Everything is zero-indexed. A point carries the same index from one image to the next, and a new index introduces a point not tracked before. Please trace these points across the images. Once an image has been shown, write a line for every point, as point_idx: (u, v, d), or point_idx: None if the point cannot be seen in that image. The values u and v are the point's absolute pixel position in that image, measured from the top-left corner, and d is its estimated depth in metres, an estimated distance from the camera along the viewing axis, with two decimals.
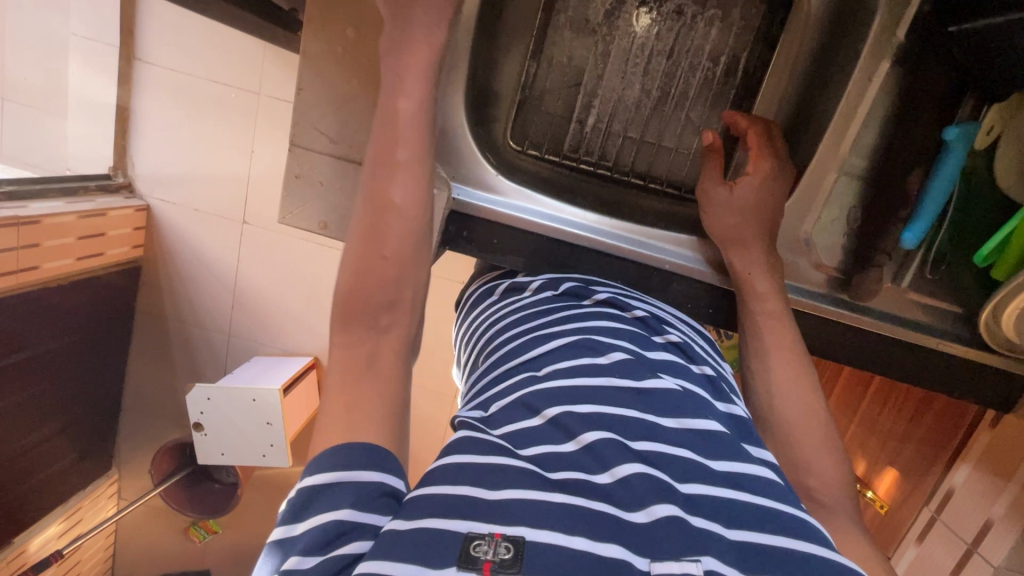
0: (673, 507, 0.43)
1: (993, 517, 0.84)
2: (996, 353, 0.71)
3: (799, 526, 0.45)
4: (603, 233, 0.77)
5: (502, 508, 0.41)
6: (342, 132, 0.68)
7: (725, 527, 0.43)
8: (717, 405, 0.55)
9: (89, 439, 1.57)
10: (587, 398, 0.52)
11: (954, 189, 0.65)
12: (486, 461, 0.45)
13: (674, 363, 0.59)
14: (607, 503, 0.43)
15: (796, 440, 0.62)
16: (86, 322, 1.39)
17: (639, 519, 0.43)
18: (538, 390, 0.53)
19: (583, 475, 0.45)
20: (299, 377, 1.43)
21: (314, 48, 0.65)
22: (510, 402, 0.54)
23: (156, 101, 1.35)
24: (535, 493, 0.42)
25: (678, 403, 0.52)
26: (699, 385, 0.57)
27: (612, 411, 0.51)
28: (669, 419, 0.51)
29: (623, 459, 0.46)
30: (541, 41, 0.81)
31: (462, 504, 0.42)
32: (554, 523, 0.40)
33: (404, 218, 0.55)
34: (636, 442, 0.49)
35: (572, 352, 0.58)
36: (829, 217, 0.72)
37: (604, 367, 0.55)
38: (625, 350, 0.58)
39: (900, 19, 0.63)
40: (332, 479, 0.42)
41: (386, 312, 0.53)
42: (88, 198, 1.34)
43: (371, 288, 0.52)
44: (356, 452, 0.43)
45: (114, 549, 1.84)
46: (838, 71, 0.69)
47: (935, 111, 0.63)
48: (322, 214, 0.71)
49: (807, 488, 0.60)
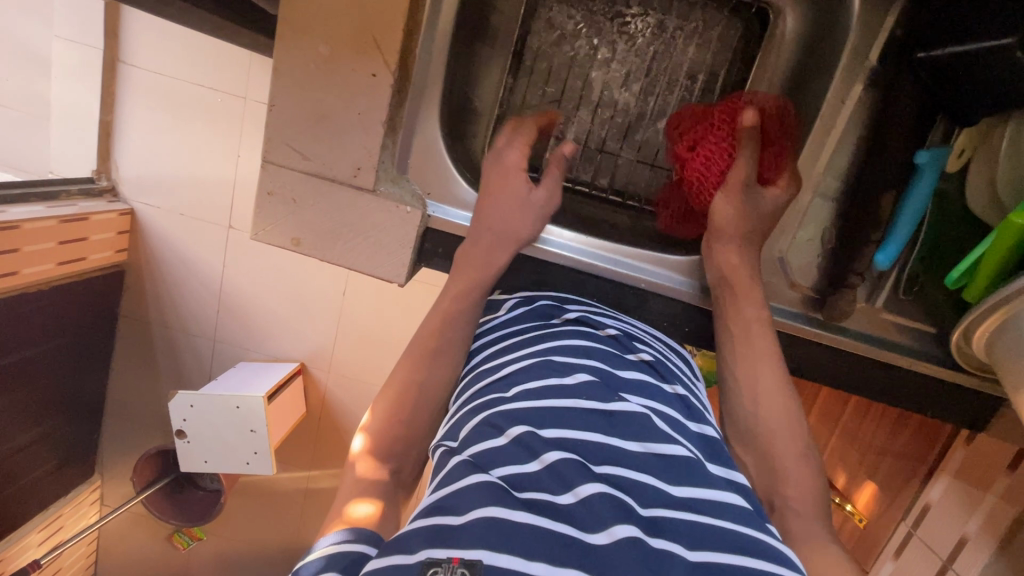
0: (632, 527, 0.43)
1: (967, 535, 0.86)
2: (968, 372, 0.72)
3: (757, 545, 0.44)
4: (578, 250, 0.77)
5: (465, 531, 0.41)
6: (316, 148, 0.67)
7: (688, 548, 0.43)
8: (688, 427, 0.56)
9: (70, 445, 1.54)
10: (554, 419, 0.52)
11: (926, 211, 0.66)
12: (454, 486, 0.46)
13: (644, 384, 0.59)
14: (569, 525, 0.42)
15: (775, 442, 0.61)
16: (68, 328, 1.37)
17: (600, 540, 0.42)
18: (502, 410, 0.54)
19: (547, 496, 0.45)
20: (284, 384, 1.42)
21: (289, 62, 0.64)
22: (474, 425, 0.54)
23: (139, 105, 1.33)
24: (499, 510, 0.42)
25: (643, 427, 0.52)
26: (671, 407, 0.58)
27: (577, 436, 0.50)
28: (633, 443, 0.51)
29: (585, 479, 0.46)
30: (521, 55, 0.82)
31: (425, 534, 0.42)
32: (514, 547, 0.40)
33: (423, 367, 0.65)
34: (600, 466, 0.48)
35: (538, 373, 0.57)
36: (804, 237, 0.72)
37: (570, 388, 0.55)
38: (592, 370, 0.57)
39: (872, 44, 0.64)
40: (330, 548, 0.45)
41: (394, 457, 0.60)
42: (69, 203, 1.32)
43: (393, 433, 0.61)
44: (354, 532, 0.47)
45: (96, 556, 1.82)
46: (813, 92, 0.69)
47: (909, 134, 0.63)
48: (296, 230, 0.70)
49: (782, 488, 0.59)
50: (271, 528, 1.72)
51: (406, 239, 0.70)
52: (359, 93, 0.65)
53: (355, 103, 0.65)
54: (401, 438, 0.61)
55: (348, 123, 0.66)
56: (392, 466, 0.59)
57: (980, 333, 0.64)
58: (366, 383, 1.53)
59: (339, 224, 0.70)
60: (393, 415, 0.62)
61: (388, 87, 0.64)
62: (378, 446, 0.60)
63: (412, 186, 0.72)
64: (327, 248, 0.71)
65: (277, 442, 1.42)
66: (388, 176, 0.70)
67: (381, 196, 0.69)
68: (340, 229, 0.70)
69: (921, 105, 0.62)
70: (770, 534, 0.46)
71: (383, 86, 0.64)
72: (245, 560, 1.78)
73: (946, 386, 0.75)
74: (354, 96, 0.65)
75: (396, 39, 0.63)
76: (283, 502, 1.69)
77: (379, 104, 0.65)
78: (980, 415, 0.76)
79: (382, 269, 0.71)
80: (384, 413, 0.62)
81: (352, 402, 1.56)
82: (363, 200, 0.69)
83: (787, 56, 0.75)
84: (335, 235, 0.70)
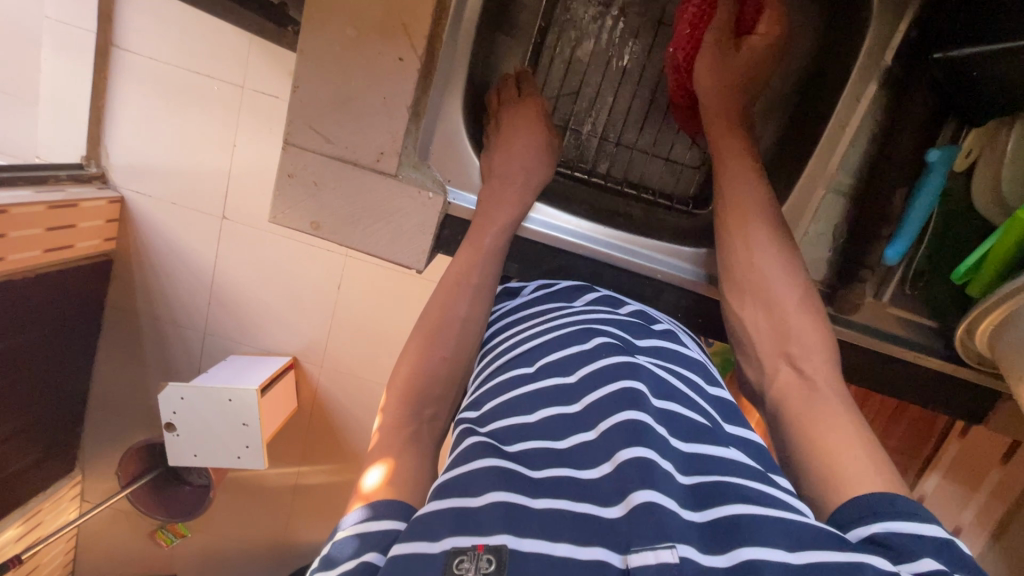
0: (651, 492, 0.42)
1: (961, 524, 0.94)
2: (970, 367, 0.74)
3: (762, 497, 0.43)
4: (596, 241, 0.78)
5: (485, 515, 0.41)
6: (338, 132, 0.67)
7: (694, 511, 0.43)
8: (705, 389, 0.59)
9: (52, 438, 1.50)
10: (577, 393, 0.54)
11: (932, 211, 0.68)
12: (469, 465, 0.46)
13: (664, 349, 0.62)
14: (587, 501, 0.43)
15: (796, 337, 0.60)
16: (53, 317, 1.33)
17: (617, 512, 0.42)
18: (530, 389, 0.56)
19: (570, 472, 0.47)
20: (277, 376, 1.40)
21: (313, 45, 0.64)
22: (500, 401, 0.56)
23: (135, 90, 1.31)
24: (516, 497, 0.43)
25: (664, 386, 0.55)
26: (691, 370, 0.61)
27: (603, 390, 0.52)
28: (657, 399, 0.53)
29: (625, 446, 0.46)
30: (540, 45, 0.84)
31: (444, 519, 0.41)
32: (537, 531, 0.40)
33: (447, 339, 0.64)
34: (622, 412, 0.49)
35: (564, 341, 0.60)
36: (817, 231, 0.73)
37: (595, 350, 0.57)
38: (613, 336, 0.60)
39: (889, 44, 0.66)
40: (362, 527, 0.43)
41: (430, 400, 0.59)
42: (59, 188, 1.28)
43: (425, 383, 0.59)
44: (391, 506, 0.45)
45: (74, 554, 1.77)
46: (828, 92, 0.71)
47: (919, 132, 0.65)
48: (314, 214, 0.70)
49: (794, 364, 0.58)
50: (259, 524, 1.70)
51: (426, 226, 0.70)
52: (384, 78, 0.65)
53: (379, 88, 0.65)
54: (434, 383, 0.60)
55: (372, 108, 0.66)
56: (428, 411, 0.58)
57: (984, 327, 0.66)
58: (361, 378, 1.52)
59: (359, 209, 0.70)
60: (416, 379, 0.59)
61: (414, 73, 0.64)
62: (410, 391, 0.58)
63: (433, 173, 0.73)
64: (346, 232, 0.71)
65: (269, 435, 1.40)
66: (410, 161, 0.71)
67: (403, 181, 0.69)
68: (358, 214, 0.70)
69: (931, 104, 0.65)
70: (785, 491, 0.46)
71: (408, 71, 0.64)
72: (231, 557, 1.75)
73: (947, 379, 0.78)
74: (379, 82, 0.65)
75: (423, 26, 0.63)
76: (272, 497, 1.67)
77: (403, 90, 0.65)
78: (977, 409, 0.80)
79: (401, 255, 0.71)
80: (408, 370, 0.60)
81: (346, 397, 1.54)
82: (386, 185, 0.68)
83: (805, 54, 0.78)
84: (354, 220, 0.70)
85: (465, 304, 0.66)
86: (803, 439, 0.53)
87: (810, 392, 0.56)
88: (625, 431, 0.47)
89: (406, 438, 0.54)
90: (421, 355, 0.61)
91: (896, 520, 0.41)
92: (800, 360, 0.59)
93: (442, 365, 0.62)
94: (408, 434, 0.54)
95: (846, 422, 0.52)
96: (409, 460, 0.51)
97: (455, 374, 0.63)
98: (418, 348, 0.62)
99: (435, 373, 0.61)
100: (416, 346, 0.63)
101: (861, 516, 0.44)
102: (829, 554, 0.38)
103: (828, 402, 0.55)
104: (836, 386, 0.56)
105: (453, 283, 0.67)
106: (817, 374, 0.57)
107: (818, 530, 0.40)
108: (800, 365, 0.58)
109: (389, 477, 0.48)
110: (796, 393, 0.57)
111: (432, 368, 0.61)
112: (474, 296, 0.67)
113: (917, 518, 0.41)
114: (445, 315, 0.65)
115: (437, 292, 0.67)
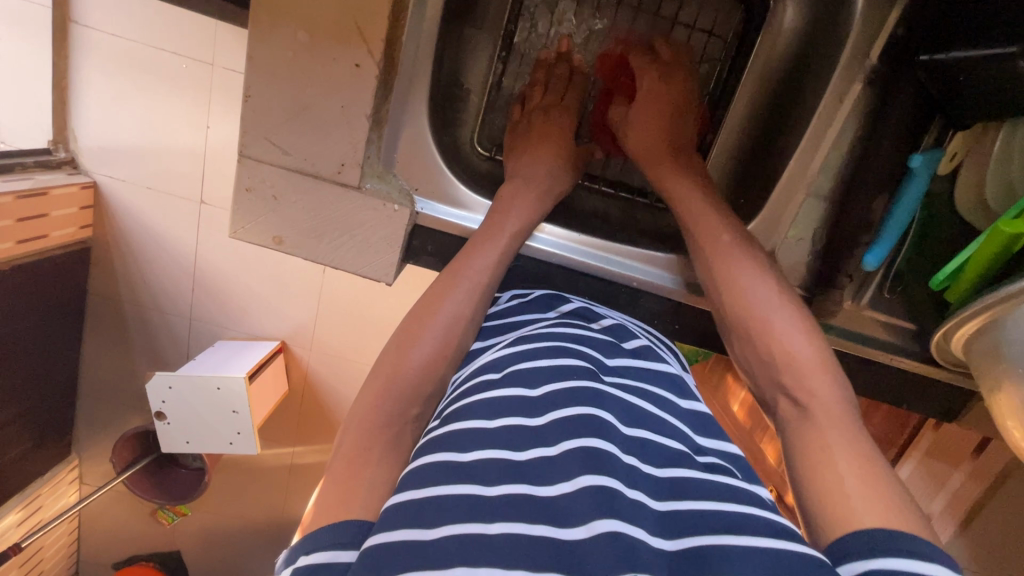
0: (615, 521, 0.42)
1: (932, 512, 0.98)
2: (942, 367, 0.74)
3: (739, 523, 0.44)
4: (570, 248, 0.77)
5: (440, 548, 0.41)
6: (295, 143, 0.63)
7: (665, 538, 0.44)
8: (679, 404, 0.59)
9: (43, 427, 1.49)
10: (540, 408, 0.53)
11: (913, 219, 0.66)
12: (423, 493, 0.45)
13: (638, 369, 0.62)
14: (545, 523, 0.43)
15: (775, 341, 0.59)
16: (32, 309, 1.30)
17: (578, 534, 0.42)
18: (491, 396, 0.54)
19: (525, 489, 0.46)
20: (266, 362, 1.39)
21: (267, 49, 0.60)
22: (461, 404, 0.55)
23: (97, 69, 1.22)
24: (472, 526, 0.42)
25: (633, 412, 0.54)
26: (664, 386, 0.61)
27: (570, 412, 0.51)
28: (625, 426, 0.53)
29: (584, 471, 0.46)
30: (509, 38, 0.80)
31: (400, 553, 0.41)
32: (490, 558, 0.40)
33: (421, 358, 0.61)
34: (586, 438, 0.49)
35: (533, 353, 0.59)
36: (795, 235, 0.72)
37: (564, 370, 0.56)
38: (588, 358, 0.59)
39: (872, 43, 0.63)
40: (326, 556, 0.43)
41: (400, 420, 0.57)
42: (26, 176, 1.22)
43: (396, 403, 0.58)
44: (352, 527, 0.46)
45: (78, 533, 1.81)
46: (811, 91, 0.68)
47: (902, 134, 0.63)
48: (277, 228, 0.67)
49: (792, 398, 0.57)
50: (256, 501, 1.73)
51: (393, 239, 0.68)
52: (340, 86, 0.61)
53: (336, 96, 0.61)
54: (406, 401, 0.58)
55: (330, 117, 0.62)
56: (396, 426, 0.57)
57: (959, 336, 0.65)
58: (349, 361, 1.50)
59: (322, 222, 0.67)
60: (383, 404, 0.57)
61: (373, 79, 0.60)
62: (382, 411, 0.57)
63: (400, 182, 0.69)
64: (310, 246, 0.68)
65: (260, 420, 1.40)
66: (373, 171, 0.67)
67: (367, 193, 0.66)
68: (323, 226, 0.67)
69: (912, 112, 0.62)
70: (777, 514, 0.46)
71: (366, 78, 0.61)
72: (231, 533, 1.79)
73: (922, 380, 0.78)
74: (335, 90, 0.61)
75: (382, 28, 0.59)
76: (268, 477, 1.69)
77: (363, 99, 0.61)
78: (951, 407, 0.80)
79: (369, 269, 0.69)
80: (380, 388, 0.58)
81: (336, 379, 1.54)
82: (349, 198, 0.66)
83: (786, 44, 0.73)
84: (318, 233, 0.68)
85: (439, 317, 0.64)
86: (799, 454, 0.53)
87: (807, 424, 0.55)
88: (589, 457, 0.47)
89: (378, 458, 0.53)
90: (394, 373, 0.60)
91: (895, 558, 0.40)
92: (797, 390, 0.57)
93: (416, 380, 0.60)
94: (382, 452, 0.53)
95: (845, 450, 0.51)
96: (381, 484, 0.51)
97: (431, 391, 0.61)
98: (390, 364, 0.60)
99: (410, 391, 0.59)
100: (389, 363, 0.61)
101: (853, 551, 0.43)
102: None
103: (822, 433, 0.53)
104: (834, 413, 0.54)
105: (425, 303, 0.65)
106: (815, 405, 0.55)
107: (781, 550, 0.41)
108: (796, 397, 0.57)
109: (352, 502, 0.48)
110: (796, 426, 0.56)
111: (405, 384, 0.59)
112: (447, 310, 0.64)
113: (917, 557, 0.40)
114: (418, 329, 0.63)
115: (415, 309, 0.66)
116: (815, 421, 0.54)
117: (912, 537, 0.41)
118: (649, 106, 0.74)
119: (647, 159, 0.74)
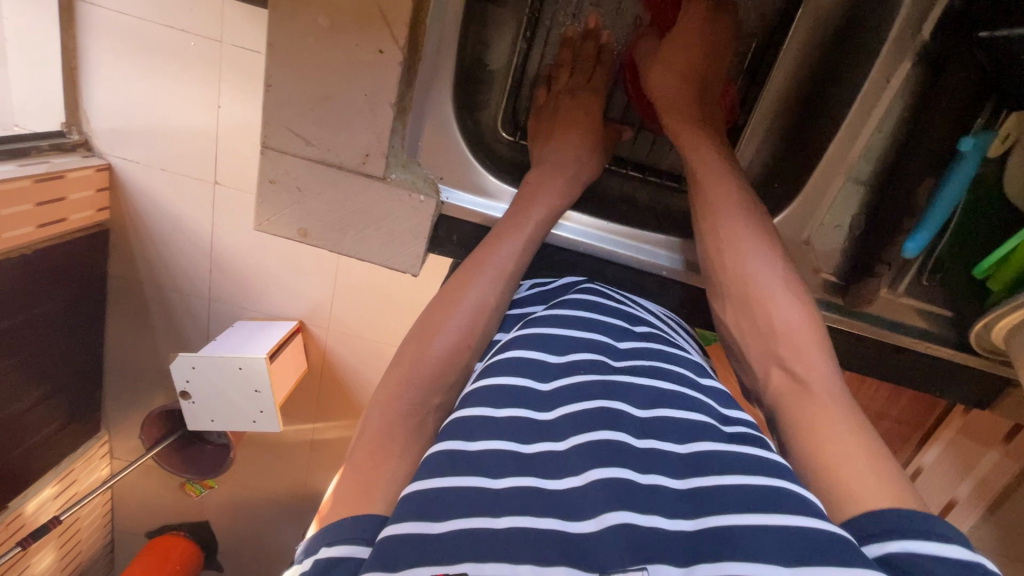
0: (627, 513, 0.42)
1: (957, 497, 0.99)
2: (979, 354, 0.72)
3: (768, 497, 0.42)
4: (595, 237, 0.76)
5: (449, 542, 0.41)
6: (317, 133, 0.62)
7: (686, 520, 0.43)
8: (702, 383, 0.58)
9: (72, 406, 1.53)
10: (553, 401, 0.53)
11: (958, 204, 0.64)
12: (428, 485, 0.44)
13: (653, 349, 0.60)
14: (554, 516, 0.42)
15: (799, 334, 0.57)
16: (55, 292, 1.32)
17: (588, 527, 0.42)
18: (509, 383, 0.53)
19: (537, 481, 0.45)
20: (285, 342, 1.40)
21: (286, 34, 0.58)
22: (473, 391, 0.54)
23: (106, 49, 1.19)
24: (482, 520, 0.42)
25: (651, 395, 0.53)
26: (683, 365, 0.60)
27: (577, 407, 0.51)
28: (641, 409, 0.52)
29: (593, 464, 0.46)
30: (534, 15, 0.76)
31: (403, 548, 0.40)
32: (500, 553, 0.39)
33: (444, 351, 0.61)
34: (598, 430, 0.48)
35: (538, 342, 0.58)
36: (831, 222, 0.71)
37: (576, 364, 0.56)
38: (595, 349, 0.59)
39: (927, 15, 0.60)
40: (347, 550, 0.43)
41: (427, 414, 0.57)
42: (41, 160, 1.22)
43: (421, 397, 0.57)
44: (371, 520, 0.46)
45: (111, 505, 1.88)
46: (856, 71, 0.66)
47: (954, 118, 0.59)
48: (301, 221, 0.67)
49: (786, 367, 0.55)
50: (280, 476, 1.78)
51: (419, 230, 0.67)
52: (361, 73, 0.59)
53: (357, 83, 0.59)
54: (430, 394, 0.58)
55: (351, 104, 0.60)
56: (421, 419, 0.56)
57: (1002, 326, 0.63)
58: (368, 339, 1.51)
59: (348, 214, 0.66)
60: (406, 397, 0.57)
61: (396, 66, 0.58)
62: (411, 401, 0.57)
63: (424, 170, 0.69)
64: (337, 239, 0.68)
65: (282, 399, 1.42)
66: (398, 161, 0.66)
67: (392, 184, 0.65)
68: (346, 218, 0.67)
69: (963, 92, 0.58)
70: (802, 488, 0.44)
71: (388, 65, 0.58)
72: (257, 506, 1.85)
73: (953, 367, 0.76)
74: (355, 76, 0.59)
75: (404, 10, 0.56)
76: (291, 452, 1.73)
77: (384, 86, 0.59)
78: (984, 397, 0.78)
79: (395, 261, 0.69)
80: (405, 380, 0.58)
81: (354, 357, 1.55)
82: (374, 188, 0.65)
83: (828, 23, 0.70)
84: (343, 225, 0.67)
85: (463, 309, 0.63)
86: (799, 423, 0.51)
87: (804, 397, 0.52)
88: (600, 449, 0.47)
89: (401, 451, 0.53)
90: (418, 365, 0.59)
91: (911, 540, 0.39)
92: (792, 363, 0.55)
93: (439, 373, 0.60)
94: (407, 444, 0.54)
95: (845, 422, 0.49)
96: (404, 475, 0.51)
97: (456, 383, 0.61)
98: (414, 357, 0.60)
99: (432, 383, 0.59)
100: (413, 353, 0.61)
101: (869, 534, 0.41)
102: (827, 568, 0.37)
103: (825, 408, 0.51)
104: (831, 387, 0.52)
105: (446, 296, 0.64)
106: (811, 376, 0.54)
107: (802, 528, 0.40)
108: (793, 368, 0.55)
109: (371, 495, 0.48)
110: (787, 399, 0.54)
111: (428, 376, 0.59)
112: (469, 301, 0.63)
113: (935, 539, 0.38)
114: (442, 319, 0.63)
115: (434, 300, 0.65)
116: (812, 393, 0.52)
117: (929, 516, 0.40)
118: (681, 50, 0.70)
119: (666, 107, 0.71)
